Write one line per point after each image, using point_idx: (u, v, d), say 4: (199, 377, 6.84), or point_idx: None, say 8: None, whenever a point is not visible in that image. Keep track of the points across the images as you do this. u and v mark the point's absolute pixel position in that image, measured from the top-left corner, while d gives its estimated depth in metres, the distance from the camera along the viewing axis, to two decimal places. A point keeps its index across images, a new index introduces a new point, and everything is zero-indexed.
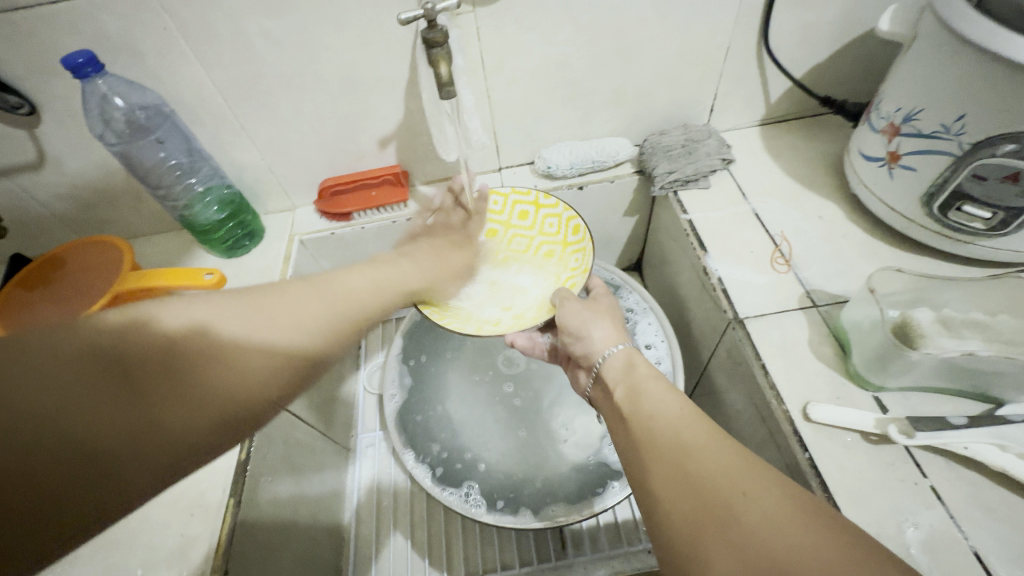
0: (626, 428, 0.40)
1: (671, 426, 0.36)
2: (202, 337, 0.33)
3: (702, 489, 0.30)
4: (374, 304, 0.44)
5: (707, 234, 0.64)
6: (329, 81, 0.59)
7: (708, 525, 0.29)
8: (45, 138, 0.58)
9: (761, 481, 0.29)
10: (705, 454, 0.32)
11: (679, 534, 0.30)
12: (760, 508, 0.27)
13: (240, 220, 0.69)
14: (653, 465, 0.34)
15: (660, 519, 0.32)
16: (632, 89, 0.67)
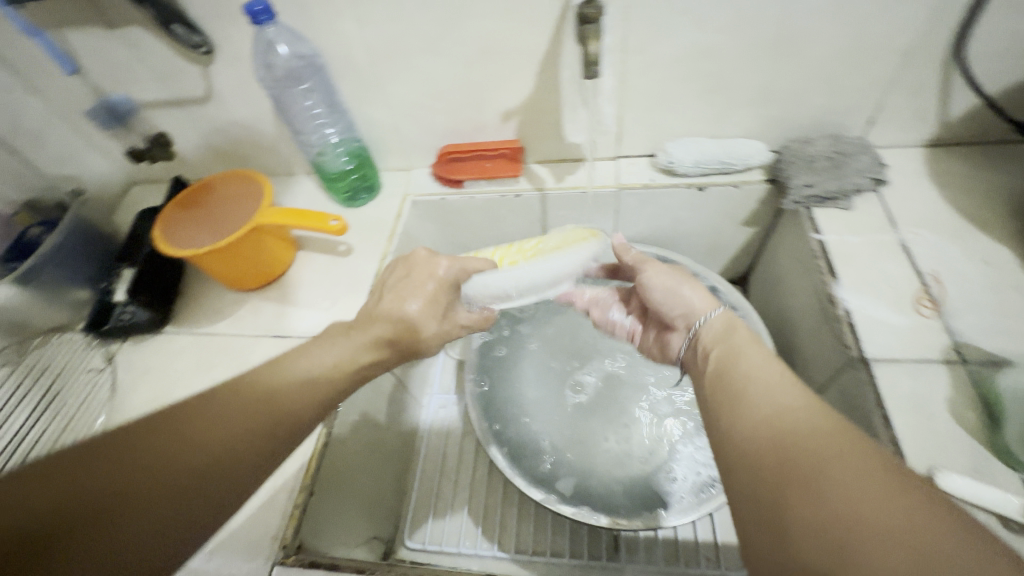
0: (714, 383, 0.40)
1: (766, 388, 0.35)
2: (126, 473, 0.30)
3: (790, 449, 0.30)
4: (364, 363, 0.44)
5: (841, 259, 0.57)
6: (467, 48, 0.59)
7: (789, 477, 0.29)
8: (215, 76, 0.65)
9: (854, 447, 0.28)
10: (797, 415, 0.32)
11: (756, 485, 0.30)
12: (848, 473, 0.27)
13: (363, 173, 0.73)
14: (738, 425, 0.35)
15: (739, 468, 0.32)
16: (781, 89, 0.61)
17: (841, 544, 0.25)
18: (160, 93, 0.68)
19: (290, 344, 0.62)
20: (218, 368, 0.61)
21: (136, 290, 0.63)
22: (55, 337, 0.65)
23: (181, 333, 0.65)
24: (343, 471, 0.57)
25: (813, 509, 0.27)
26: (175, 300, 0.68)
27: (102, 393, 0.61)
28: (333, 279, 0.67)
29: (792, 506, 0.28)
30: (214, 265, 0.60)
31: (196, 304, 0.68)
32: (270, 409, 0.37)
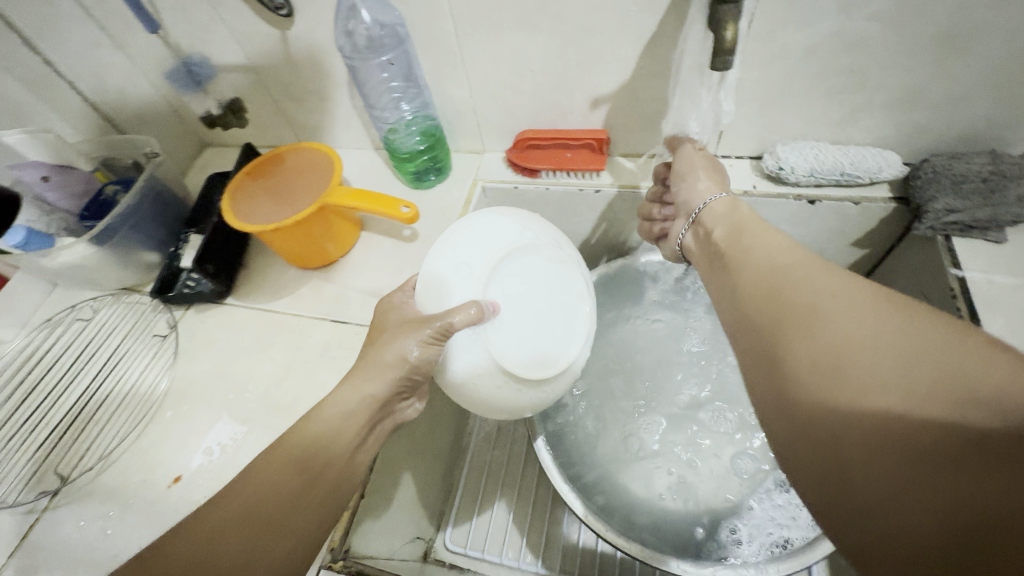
0: (722, 259, 0.44)
1: (772, 262, 0.37)
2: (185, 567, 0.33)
3: (791, 295, 0.33)
4: (351, 420, 0.40)
5: (987, 303, 0.49)
6: (566, 24, 0.53)
7: (789, 318, 0.32)
8: (293, 40, 0.62)
9: (858, 307, 0.30)
10: (805, 282, 0.33)
11: (761, 329, 0.34)
12: (844, 307, 0.30)
13: (434, 155, 0.68)
14: (750, 304, 0.37)
15: (744, 322, 0.36)
16: (934, 92, 0.51)
17: (841, 364, 0.28)
18: (238, 56, 0.66)
19: (349, 330, 0.59)
20: (277, 347, 0.60)
21: (203, 259, 0.62)
22: (125, 297, 0.66)
23: (243, 307, 0.64)
24: (393, 472, 0.55)
25: (814, 342, 0.30)
26: (240, 271, 0.67)
27: (165, 357, 0.61)
28: (396, 265, 0.64)
29: (793, 342, 0.31)
30: (284, 242, 0.58)
31: (260, 278, 0.67)
32: (270, 503, 0.36)
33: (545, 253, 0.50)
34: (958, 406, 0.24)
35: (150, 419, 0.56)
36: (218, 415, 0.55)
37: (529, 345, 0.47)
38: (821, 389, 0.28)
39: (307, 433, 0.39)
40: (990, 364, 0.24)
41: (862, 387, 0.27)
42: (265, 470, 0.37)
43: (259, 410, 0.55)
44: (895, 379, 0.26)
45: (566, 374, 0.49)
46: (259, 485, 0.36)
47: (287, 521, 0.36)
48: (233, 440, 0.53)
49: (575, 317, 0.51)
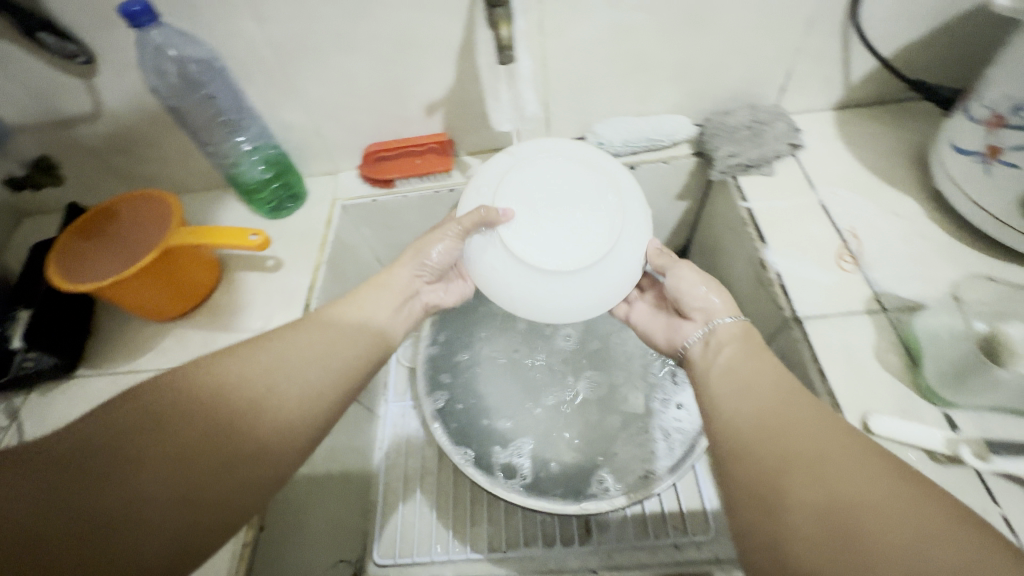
0: (711, 381, 0.43)
1: (771, 405, 0.37)
2: (221, 394, 0.37)
3: (786, 441, 0.34)
4: (341, 335, 0.46)
5: (767, 224, 0.60)
6: (381, 41, 0.57)
7: (793, 466, 0.32)
8: (101, 88, 0.59)
9: (861, 469, 0.30)
10: (808, 431, 0.33)
11: (754, 469, 0.34)
12: (849, 470, 0.30)
13: (285, 182, 0.69)
14: (745, 445, 0.35)
15: (738, 463, 0.35)
16: (699, 63, 0.62)
17: (852, 531, 0.28)
18: (40, 112, 0.61)
19: None
20: None
21: (35, 336, 0.56)
22: None
23: (98, 377, 0.59)
24: (299, 498, 0.54)
25: (821, 499, 0.30)
26: (88, 340, 0.62)
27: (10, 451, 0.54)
28: (264, 297, 0.63)
29: (798, 495, 0.31)
30: (128, 298, 0.55)
31: (113, 344, 0.62)
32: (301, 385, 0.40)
33: (570, 164, 0.51)
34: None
35: None
36: None
37: (546, 240, 0.48)
38: (831, 555, 0.28)
39: (262, 366, 0.40)
40: (996, 565, 0.25)
41: (866, 554, 0.27)
42: (258, 355, 0.41)
43: None
44: (897, 552, 0.26)
45: (574, 275, 0.47)
46: (252, 368, 0.39)
47: (270, 403, 0.38)
48: None
49: (606, 204, 0.49)
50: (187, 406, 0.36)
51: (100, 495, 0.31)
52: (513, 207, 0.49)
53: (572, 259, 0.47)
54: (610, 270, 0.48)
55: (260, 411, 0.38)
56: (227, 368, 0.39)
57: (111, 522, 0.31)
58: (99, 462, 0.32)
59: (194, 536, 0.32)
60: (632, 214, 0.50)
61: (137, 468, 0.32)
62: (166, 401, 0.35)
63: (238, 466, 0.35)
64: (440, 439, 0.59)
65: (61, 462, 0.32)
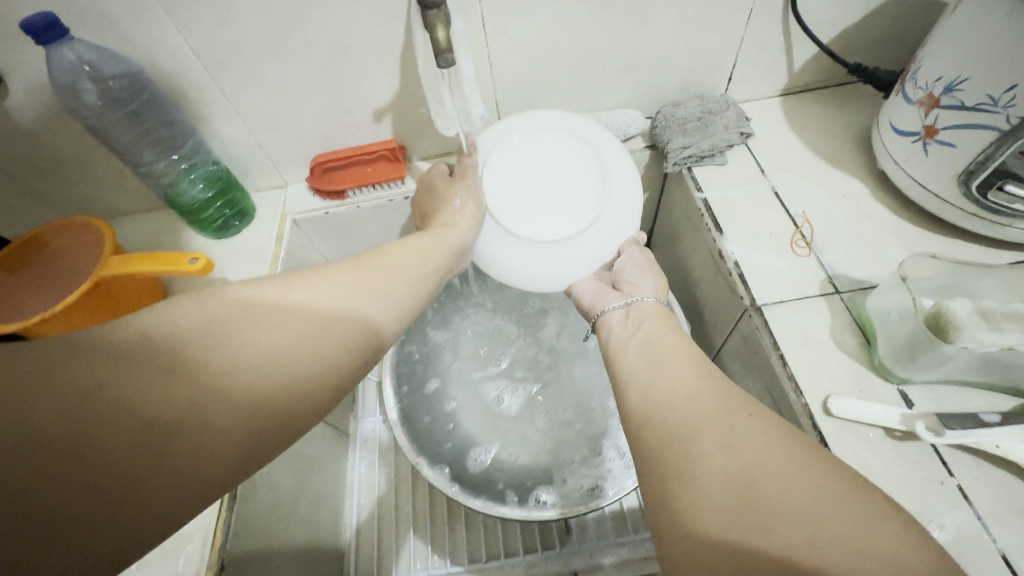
0: (628, 357, 0.42)
1: (684, 373, 0.36)
2: (265, 321, 0.32)
3: (698, 412, 0.32)
4: (403, 274, 0.42)
5: (723, 214, 0.60)
6: (317, 47, 0.54)
7: (704, 431, 0.30)
8: (14, 109, 0.54)
9: (767, 439, 0.29)
10: (715, 402, 0.32)
11: (663, 443, 0.32)
12: (747, 444, 0.29)
13: (229, 199, 0.66)
14: (658, 415, 0.34)
15: (644, 436, 0.34)
16: (646, 56, 0.62)
17: (756, 499, 0.26)
18: None
19: None
20: None
21: None
22: None
23: None
24: (266, 527, 0.52)
25: (730, 463, 0.28)
26: None
27: None
28: None
29: (709, 461, 0.29)
30: (64, 337, 0.52)
31: None
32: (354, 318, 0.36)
33: (570, 139, 0.52)
34: (859, 564, 0.23)
35: None
36: None
37: (529, 208, 0.51)
38: (734, 523, 0.26)
39: (313, 294, 0.35)
40: (888, 538, 0.24)
41: (770, 520, 0.25)
42: (324, 277, 0.37)
43: None
44: (803, 522, 0.25)
45: (517, 244, 0.51)
46: (323, 287, 0.36)
47: (338, 322, 0.34)
48: None
49: (591, 188, 0.51)
50: (254, 314, 0.32)
51: (157, 391, 0.27)
52: (520, 165, 0.52)
53: (527, 231, 0.51)
54: (551, 260, 0.51)
55: (327, 330, 0.34)
56: (296, 285, 0.35)
57: (170, 424, 0.26)
58: (157, 356, 0.28)
59: (257, 445, 0.29)
60: (605, 223, 0.51)
61: (190, 383, 0.28)
62: (230, 308, 0.31)
63: (301, 387, 0.31)
64: (412, 455, 0.57)
65: (113, 352, 0.27)
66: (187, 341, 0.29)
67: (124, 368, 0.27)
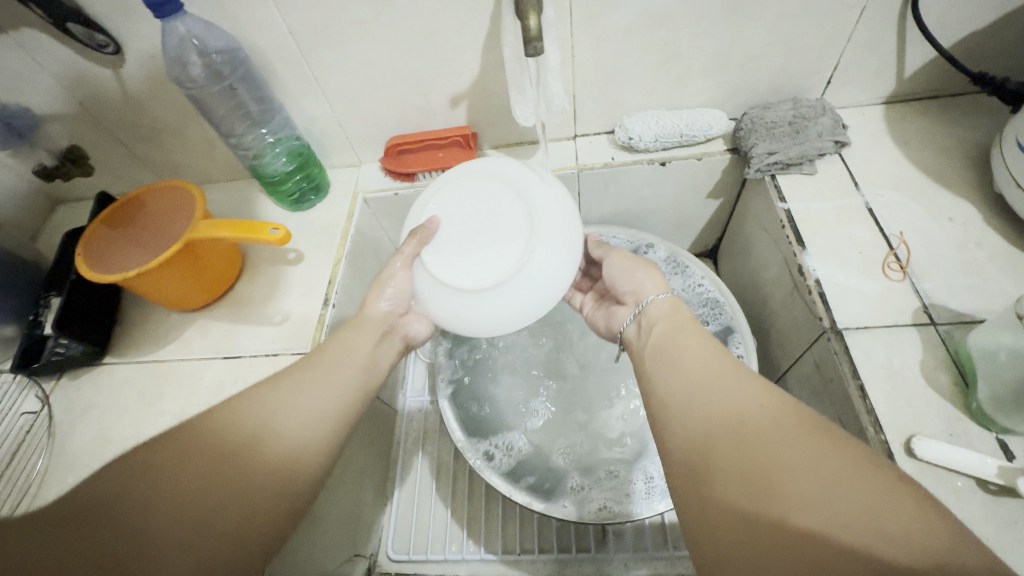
0: (653, 352, 0.43)
1: (702, 364, 0.38)
2: (199, 456, 0.33)
3: (709, 408, 0.34)
4: (336, 377, 0.43)
5: (807, 227, 0.56)
6: (403, 31, 0.55)
7: (717, 429, 0.33)
8: (128, 78, 0.59)
9: (781, 426, 0.31)
10: (729, 394, 0.34)
11: (683, 440, 0.34)
12: (767, 432, 0.31)
13: (307, 174, 0.68)
14: (674, 413, 0.36)
15: (666, 432, 0.36)
16: (737, 54, 0.58)
17: (768, 483, 0.29)
18: (69, 101, 0.61)
19: (244, 365, 0.58)
20: (167, 397, 0.57)
21: (65, 323, 0.57)
22: None
23: (124, 364, 0.60)
24: None
25: (742, 455, 0.30)
26: (114, 327, 0.63)
27: (39, 436, 0.56)
28: (284, 292, 0.63)
29: (721, 460, 0.31)
30: (151, 288, 0.56)
31: (139, 331, 0.63)
32: (287, 437, 0.37)
33: (498, 186, 0.51)
34: (871, 540, 0.25)
35: (30, 502, 0.51)
36: None
37: (461, 260, 0.49)
38: (751, 508, 0.29)
39: (244, 419, 0.36)
40: (905, 513, 0.25)
41: (783, 508, 0.27)
42: (256, 395, 0.38)
43: None
44: (813, 504, 0.27)
45: (454, 293, 0.49)
46: (252, 406, 0.37)
47: (272, 441, 0.36)
48: None
49: (517, 228, 0.49)
50: (190, 449, 0.33)
51: (83, 555, 0.28)
52: (446, 235, 0.51)
53: (462, 281, 0.49)
54: (492, 303, 0.48)
55: (263, 446, 0.35)
56: (233, 409, 0.36)
57: None
58: (89, 519, 0.29)
59: None
60: (538, 263, 0.47)
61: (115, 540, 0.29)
62: (168, 450, 0.33)
63: (248, 504, 0.33)
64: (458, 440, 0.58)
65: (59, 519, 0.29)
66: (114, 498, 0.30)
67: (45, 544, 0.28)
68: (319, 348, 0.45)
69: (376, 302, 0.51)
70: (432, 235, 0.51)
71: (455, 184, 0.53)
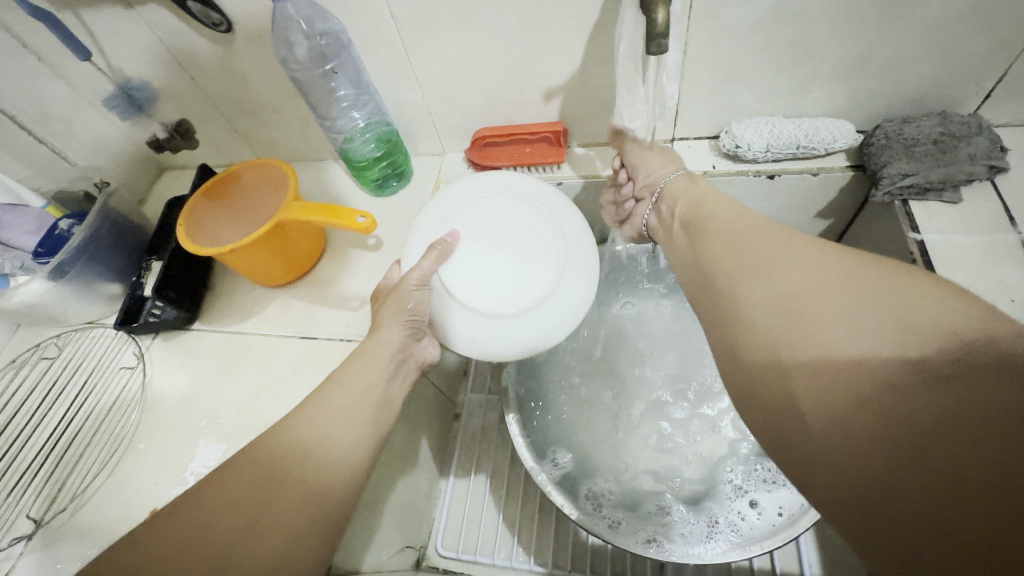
0: (687, 228, 0.46)
1: (733, 225, 0.40)
2: (188, 544, 0.33)
3: (740, 259, 0.37)
4: (342, 420, 0.40)
5: (946, 264, 0.49)
6: (507, 19, 0.52)
7: (745, 277, 0.35)
8: (236, 56, 0.61)
9: (810, 261, 0.33)
10: (762, 245, 0.36)
11: (719, 293, 0.37)
12: (796, 269, 0.33)
13: (393, 161, 0.67)
14: (711, 270, 0.39)
15: (706, 292, 0.39)
16: (882, 58, 0.51)
17: (797, 311, 0.31)
18: (182, 76, 0.64)
19: (319, 347, 0.59)
20: (246, 369, 0.59)
21: (164, 286, 0.60)
22: (91, 333, 0.64)
23: (210, 331, 0.63)
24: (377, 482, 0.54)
25: (769, 297, 0.33)
26: (204, 294, 0.66)
27: (135, 389, 0.60)
28: (362, 277, 0.63)
29: (756, 300, 0.34)
30: (242, 263, 0.57)
31: (225, 301, 0.65)
32: (287, 499, 0.35)
33: (522, 207, 0.52)
34: (898, 338, 0.27)
35: (121, 453, 0.55)
36: (197, 441, 0.55)
37: (488, 280, 0.49)
38: (783, 335, 0.31)
39: (237, 489, 0.35)
40: (934, 309, 0.27)
41: (813, 327, 0.30)
42: (251, 466, 0.37)
43: (237, 434, 0.54)
44: (842, 323, 0.29)
45: (486, 316, 0.47)
46: (245, 482, 0.36)
47: (273, 513, 0.35)
48: (208, 468, 0.53)
49: (546, 250, 0.50)
50: (190, 539, 0.33)
51: None
52: (470, 250, 0.50)
53: (493, 303, 0.48)
54: (519, 326, 0.48)
55: (268, 521, 0.34)
56: (224, 487, 0.36)
57: None
58: None
59: None
60: (565, 289, 0.49)
61: None
62: (167, 543, 0.33)
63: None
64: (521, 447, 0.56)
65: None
66: None
67: None
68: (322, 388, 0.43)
69: (392, 325, 0.47)
70: (452, 247, 0.49)
71: (470, 204, 0.52)
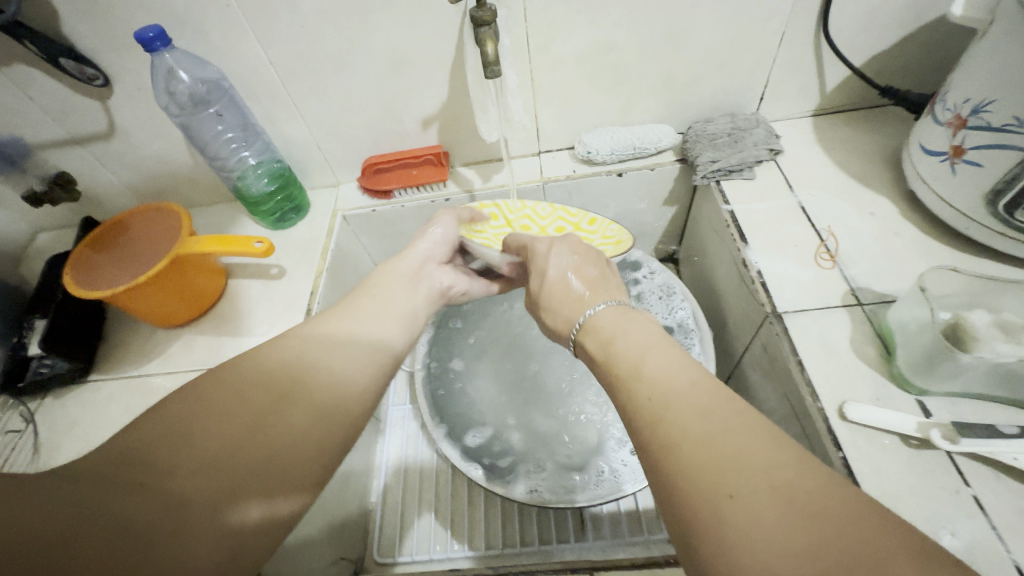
0: (623, 385, 0.35)
1: (688, 404, 0.30)
2: (255, 394, 0.33)
3: (715, 465, 0.27)
4: (379, 315, 0.46)
5: (749, 226, 0.62)
6: (376, 60, 0.60)
7: (725, 496, 0.25)
8: (116, 108, 0.63)
9: (805, 488, 0.24)
10: (739, 446, 0.27)
11: (689, 510, 0.27)
12: (789, 494, 0.24)
13: (288, 194, 0.72)
14: (672, 471, 0.28)
15: (669, 499, 0.28)
16: (678, 75, 0.65)
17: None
18: (58, 132, 0.65)
19: None
20: None
21: (51, 341, 0.58)
22: None
23: (108, 380, 0.62)
24: None
25: (763, 537, 0.23)
26: (98, 346, 0.65)
27: (24, 452, 0.57)
28: (268, 304, 0.66)
29: (737, 540, 0.24)
30: (139, 304, 0.58)
31: (124, 348, 0.65)
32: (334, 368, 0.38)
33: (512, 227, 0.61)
34: None
35: None
36: None
37: None
38: None
39: (289, 358, 0.37)
40: None
41: None
42: (279, 357, 0.37)
43: None
44: None
45: None
46: (293, 355, 0.37)
47: (308, 395, 0.35)
48: None
49: None
50: (242, 386, 0.33)
51: (135, 504, 0.26)
52: None
53: None
54: None
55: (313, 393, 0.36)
56: (267, 360, 0.36)
57: (160, 523, 0.26)
58: (129, 472, 0.27)
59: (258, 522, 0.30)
60: None
61: (173, 474, 0.28)
62: (194, 407, 0.31)
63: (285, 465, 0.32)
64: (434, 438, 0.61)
65: (95, 479, 0.27)
66: (141, 449, 0.29)
67: (86, 495, 0.26)
68: (353, 300, 0.47)
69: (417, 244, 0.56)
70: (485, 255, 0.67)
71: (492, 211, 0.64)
